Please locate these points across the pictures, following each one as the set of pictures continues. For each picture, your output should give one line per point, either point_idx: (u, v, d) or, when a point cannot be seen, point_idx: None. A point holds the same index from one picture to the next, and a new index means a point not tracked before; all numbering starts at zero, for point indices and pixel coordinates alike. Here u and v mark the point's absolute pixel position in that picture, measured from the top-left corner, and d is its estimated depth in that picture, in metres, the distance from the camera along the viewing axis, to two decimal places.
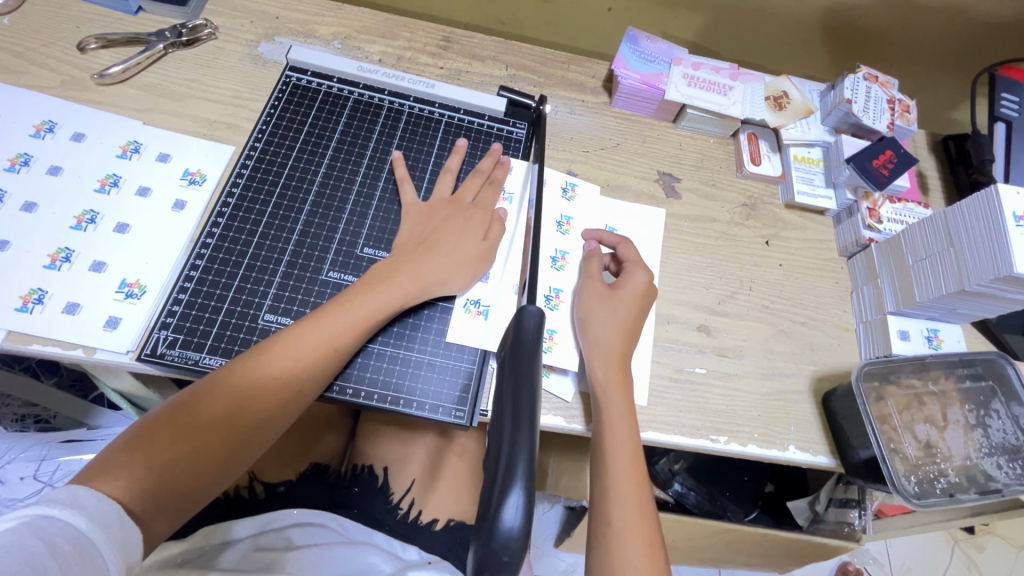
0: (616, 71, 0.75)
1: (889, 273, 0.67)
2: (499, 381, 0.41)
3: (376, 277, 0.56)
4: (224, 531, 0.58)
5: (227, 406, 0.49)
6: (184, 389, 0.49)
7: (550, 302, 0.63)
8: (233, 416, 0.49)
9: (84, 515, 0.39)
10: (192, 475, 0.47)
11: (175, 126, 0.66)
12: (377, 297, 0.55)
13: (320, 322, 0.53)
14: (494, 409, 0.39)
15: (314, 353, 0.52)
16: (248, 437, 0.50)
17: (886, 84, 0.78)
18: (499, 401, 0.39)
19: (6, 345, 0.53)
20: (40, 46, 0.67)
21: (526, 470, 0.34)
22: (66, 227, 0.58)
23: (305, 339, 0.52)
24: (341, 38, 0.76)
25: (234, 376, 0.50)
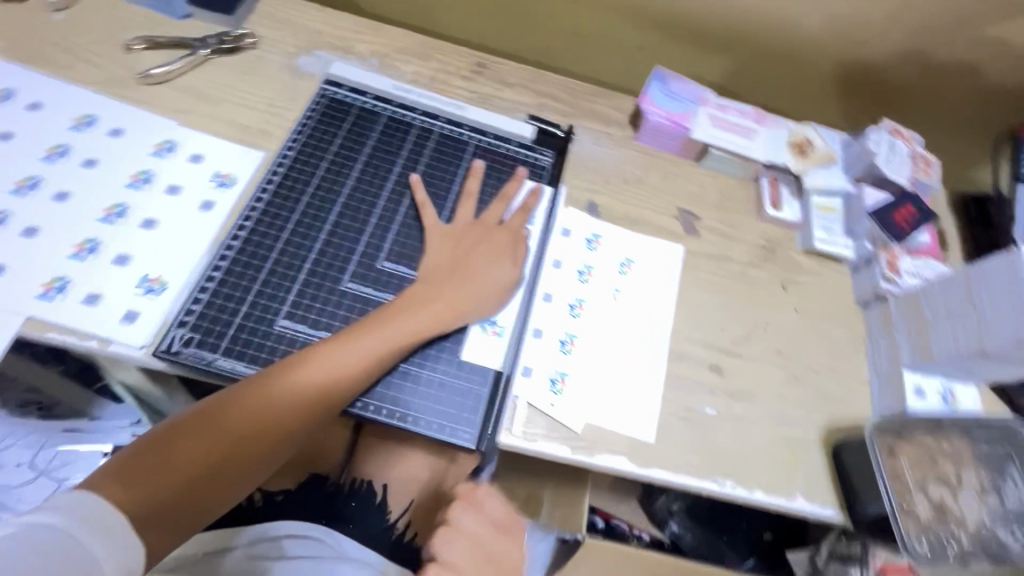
0: (645, 108, 0.77)
1: (906, 327, 0.67)
2: None
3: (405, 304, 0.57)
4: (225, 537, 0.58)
5: (243, 422, 0.49)
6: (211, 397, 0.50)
7: (565, 346, 0.63)
8: (248, 432, 0.49)
9: (84, 524, 0.39)
10: (202, 491, 0.47)
11: (211, 129, 0.67)
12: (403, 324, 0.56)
13: (343, 348, 0.53)
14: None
15: (336, 378, 0.52)
16: (259, 454, 0.50)
17: (909, 139, 0.79)
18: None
19: (24, 331, 0.53)
20: (88, 43, 0.70)
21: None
22: (95, 218, 0.59)
23: (330, 364, 0.52)
24: (377, 56, 0.78)
25: (255, 394, 0.50)
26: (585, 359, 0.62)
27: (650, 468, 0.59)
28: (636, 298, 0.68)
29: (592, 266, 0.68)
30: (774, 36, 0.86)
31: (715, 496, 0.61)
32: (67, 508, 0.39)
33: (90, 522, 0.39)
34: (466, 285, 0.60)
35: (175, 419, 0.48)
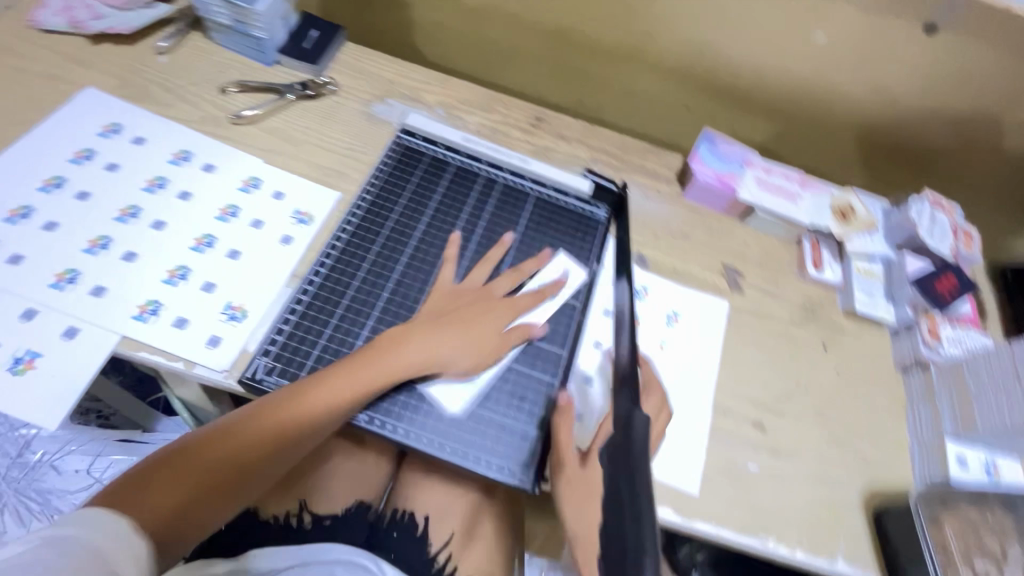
0: (693, 168, 0.81)
1: (949, 397, 0.68)
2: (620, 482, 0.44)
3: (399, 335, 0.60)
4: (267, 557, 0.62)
5: (243, 441, 0.52)
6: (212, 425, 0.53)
7: None
8: (246, 453, 0.52)
9: (101, 535, 0.40)
10: (208, 505, 0.49)
11: (293, 168, 0.73)
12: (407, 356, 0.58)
13: (331, 377, 0.55)
14: (611, 496, 0.44)
15: (323, 405, 0.55)
16: (256, 471, 0.53)
17: (950, 211, 0.82)
18: (618, 504, 0.43)
19: (117, 349, 0.57)
20: (187, 84, 0.76)
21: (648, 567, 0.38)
22: (186, 247, 0.64)
23: (325, 394, 0.55)
24: (444, 106, 0.84)
25: (253, 418, 0.53)
26: None
27: (693, 521, 0.61)
28: (681, 351, 0.70)
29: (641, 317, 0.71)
30: (817, 105, 0.91)
31: (757, 553, 0.61)
32: (83, 522, 0.40)
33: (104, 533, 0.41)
34: (470, 327, 0.62)
35: (178, 442, 0.51)
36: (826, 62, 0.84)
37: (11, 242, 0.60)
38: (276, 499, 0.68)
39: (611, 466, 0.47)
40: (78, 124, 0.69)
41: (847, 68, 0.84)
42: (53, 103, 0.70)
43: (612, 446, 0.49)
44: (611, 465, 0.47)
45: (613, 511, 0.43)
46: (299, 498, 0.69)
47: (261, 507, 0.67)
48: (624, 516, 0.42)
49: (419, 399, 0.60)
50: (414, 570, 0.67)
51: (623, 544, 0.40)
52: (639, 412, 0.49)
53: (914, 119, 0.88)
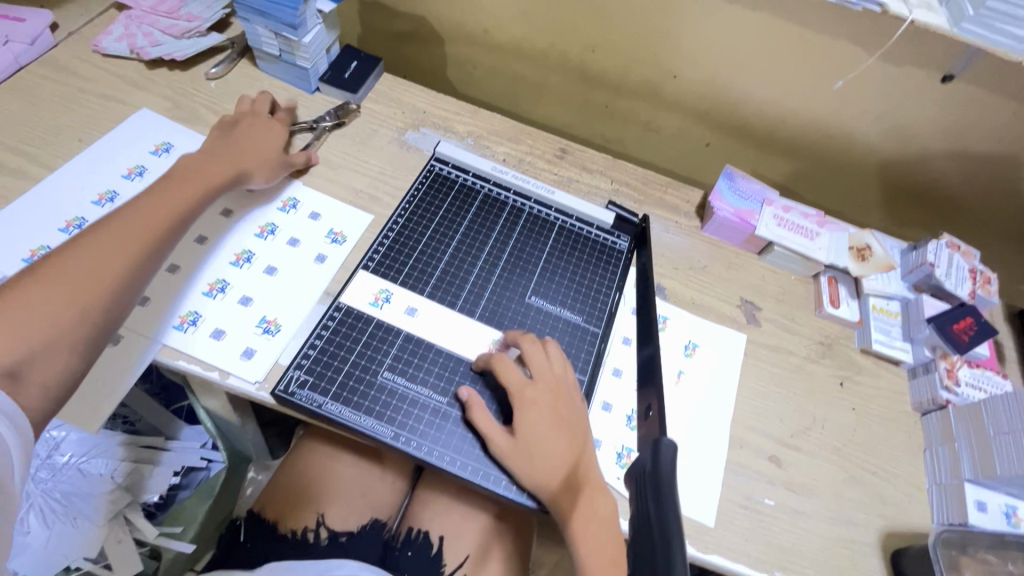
0: (712, 203, 0.83)
1: (967, 440, 0.68)
2: (643, 500, 0.40)
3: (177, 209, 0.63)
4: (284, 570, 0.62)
5: (83, 277, 0.53)
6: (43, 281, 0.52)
7: (631, 421, 0.65)
8: (91, 279, 0.53)
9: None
10: (90, 336, 0.52)
11: (329, 191, 0.76)
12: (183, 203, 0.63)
13: (126, 211, 0.59)
14: (638, 528, 0.38)
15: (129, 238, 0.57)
16: (123, 301, 0.55)
17: (968, 254, 0.83)
18: (647, 531, 0.37)
19: (157, 357, 0.60)
20: (233, 108, 0.81)
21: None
22: (226, 262, 0.67)
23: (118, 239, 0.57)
24: (473, 136, 0.88)
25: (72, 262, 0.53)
26: None
27: (708, 553, 0.61)
28: (698, 381, 0.71)
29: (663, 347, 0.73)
30: (835, 147, 0.93)
31: None
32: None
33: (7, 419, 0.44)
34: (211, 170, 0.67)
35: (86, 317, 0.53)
36: (845, 106, 0.87)
37: None
38: (295, 513, 0.70)
39: (638, 500, 0.41)
40: (130, 142, 0.74)
41: (866, 112, 0.87)
42: (108, 122, 0.75)
43: (636, 473, 0.44)
44: (637, 492, 0.42)
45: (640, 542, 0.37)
46: (317, 513, 0.70)
47: (279, 521, 0.68)
48: (655, 542, 0.35)
49: (443, 418, 0.60)
50: None
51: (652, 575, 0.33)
52: (667, 437, 0.45)
53: (930, 163, 0.90)
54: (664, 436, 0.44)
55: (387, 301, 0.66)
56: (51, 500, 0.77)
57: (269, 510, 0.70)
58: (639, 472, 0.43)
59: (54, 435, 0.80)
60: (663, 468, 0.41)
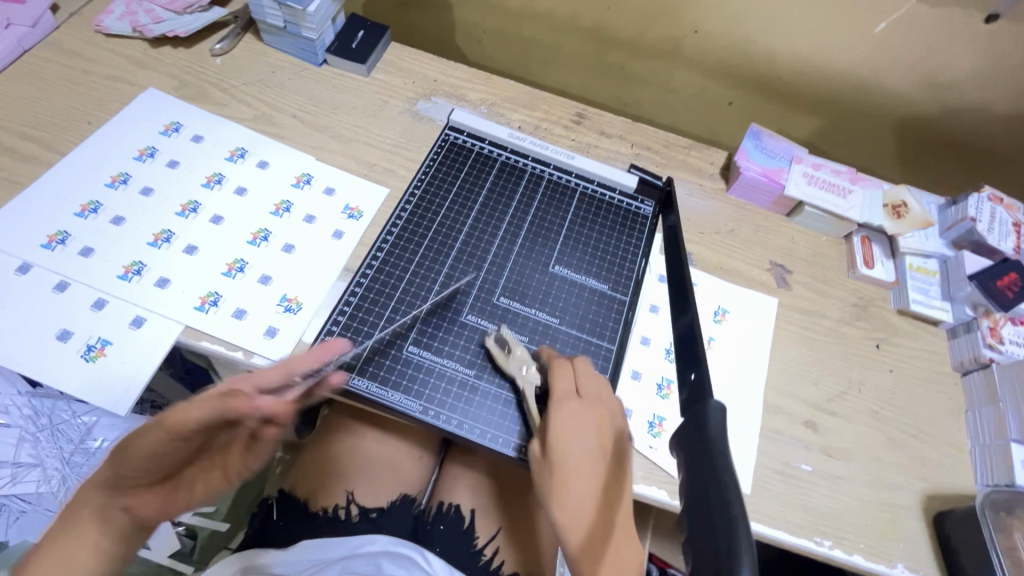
0: (739, 163, 0.80)
1: (1013, 398, 0.65)
2: (692, 469, 0.38)
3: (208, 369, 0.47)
4: (318, 549, 0.63)
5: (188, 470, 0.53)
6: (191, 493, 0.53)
7: (662, 390, 0.64)
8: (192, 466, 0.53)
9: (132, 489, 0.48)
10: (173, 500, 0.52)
11: (342, 165, 0.74)
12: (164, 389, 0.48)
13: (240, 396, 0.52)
14: (689, 498, 0.36)
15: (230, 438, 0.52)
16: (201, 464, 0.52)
17: (1011, 206, 0.79)
18: (700, 504, 0.35)
19: (180, 339, 0.59)
20: (241, 84, 0.79)
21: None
22: (243, 241, 0.66)
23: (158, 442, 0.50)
24: (487, 104, 0.85)
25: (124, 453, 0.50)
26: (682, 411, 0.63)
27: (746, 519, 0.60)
28: (729, 347, 0.69)
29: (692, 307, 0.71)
30: (866, 100, 0.89)
31: (811, 554, 0.60)
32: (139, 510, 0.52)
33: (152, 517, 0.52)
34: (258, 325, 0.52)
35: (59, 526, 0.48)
36: (881, 54, 0.82)
37: (82, 235, 0.63)
38: (325, 491, 0.70)
39: (686, 465, 0.39)
40: (139, 123, 0.72)
41: (901, 61, 0.82)
42: (117, 103, 0.74)
43: (682, 439, 0.42)
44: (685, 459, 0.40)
45: (693, 507, 0.35)
46: (346, 490, 0.70)
47: (310, 499, 0.69)
48: (710, 510, 0.34)
49: (471, 391, 0.59)
50: (461, 563, 0.67)
51: (712, 553, 0.32)
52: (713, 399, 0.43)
53: (971, 111, 0.85)
54: (716, 403, 0.41)
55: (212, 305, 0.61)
56: None
57: (300, 488, 0.71)
58: (683, 436, 0.41)
59: (85, 420, 0.79)
60: (715, 437, 0.39)
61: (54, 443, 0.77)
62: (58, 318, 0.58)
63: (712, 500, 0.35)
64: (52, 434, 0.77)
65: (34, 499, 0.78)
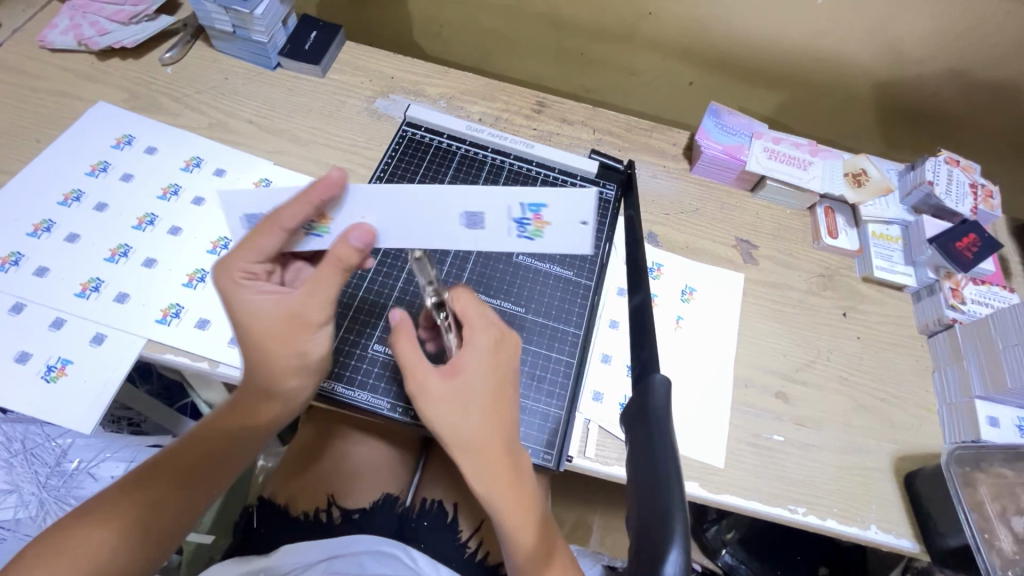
0: (699, 141, 0.80)
1: (976, 357, 0.66)
2: (635, 442, 0.39)
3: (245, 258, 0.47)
4: (298, 553, 0.62)
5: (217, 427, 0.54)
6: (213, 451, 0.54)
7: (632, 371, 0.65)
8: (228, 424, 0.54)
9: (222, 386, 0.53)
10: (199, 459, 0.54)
11: (301, 168, 0.74)
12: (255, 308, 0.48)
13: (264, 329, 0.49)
14: (632, 469, 0.37)
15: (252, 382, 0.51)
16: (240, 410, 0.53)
17: (967, 168, 0.80)
18: (642, 473, 0.36)
19: (144, 353, 0.59)
20: (194, 93, 0.77)
21: (685, 536, 0.31)
22: (203, 250, 0.65)
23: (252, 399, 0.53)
24: (446, 97, 0.84)
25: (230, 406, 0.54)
26: None
27: (721, 493, 0.60)
28: (698, 325, 0.70)
29: (659, 284, 0.72)
30: (824, 72, 0.89)
31: (786, 522, 0.61)
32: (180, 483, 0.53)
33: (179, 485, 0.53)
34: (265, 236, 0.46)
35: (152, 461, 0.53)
36: (834, 24, 0.82)
37: (36, 255, 0.62)
38: (304, 496, 0.69)
39: (631, 439, 0.40)
40: (90, 138, 0.71)
41: (855, 30, 0.82)
42: (66, 119, 0.72)
43: (630, 415, 0.43)
44: (631, 434, 0.41)
45: (636, 478, 0.36)
46: (327, 493, 0.69)
47: (291, 504, 0.68)
48: (648, 475, 0.35)
49: None
50: (446, 557, 0.67)
51: (648, 515, 0.33)
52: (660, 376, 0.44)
53: (926, 76, 0.86)
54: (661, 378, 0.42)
55: (202, 281, 0.63)
56: (67, 507, 0.77)
57: (280, 493, 0.70)
58: (631, 413, 0.42)
59: (60, 442, 0.79)
60: (659, 411, 0.40)
61: (29, 466, 0.77)
62: (14, 341, 0.57)
63: (651, 467, 0.35)
64: (26, 459, 0.77)
65: (10, 528, 0.75)
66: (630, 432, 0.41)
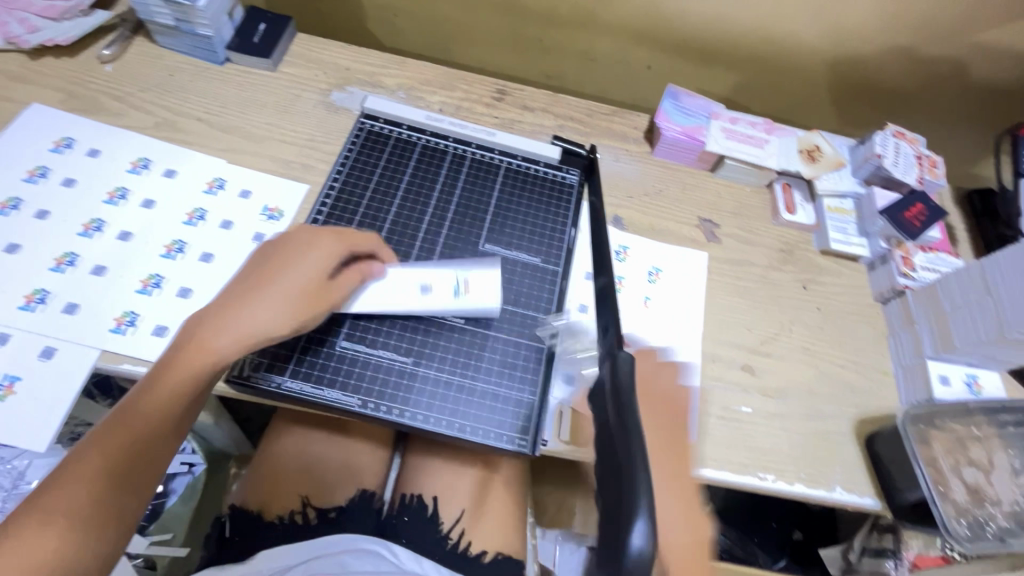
0: (659, 124, 0.81)
1: (926, 320, 0.70)
2: (602, 413, 0.39)
3: (269, 252, 0.55)
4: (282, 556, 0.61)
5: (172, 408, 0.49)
6: (164, 429, 0.49)
7: None
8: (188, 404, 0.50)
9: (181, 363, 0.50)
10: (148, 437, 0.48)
11: (256, 165, 0.72)
12: (272, 285, 0.53)
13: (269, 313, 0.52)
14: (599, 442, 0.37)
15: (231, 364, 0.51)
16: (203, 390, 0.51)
17: (913, 141, 0.83)
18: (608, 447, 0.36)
19: (99, 364, 0.56)
20: (137, 91, 0.74)
21: (649, 505, 0.32)
22: (157, 254, 0.63)
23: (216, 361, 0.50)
24: (405, 88, 0.83)
25: (173, 366, 0.50)
26: None
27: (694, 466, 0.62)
28: (666, 305, 0.71)
29: (625, 266, 0.73)
30: (776, 51, 0.91)
31: (757, 490, 0.63)
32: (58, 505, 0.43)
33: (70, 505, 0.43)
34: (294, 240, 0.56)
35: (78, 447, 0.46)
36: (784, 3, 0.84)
37: None
38: (277, 500, 0.68)
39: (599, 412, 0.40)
40: (27, 142, 0.67)
41: (804, 8, 0.84)
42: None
43: (597, 390, 0.43)
44: (599, 408, 0.41)
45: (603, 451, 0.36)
46: (302, 495, 0.68)
47: (265, 510, 0.67)
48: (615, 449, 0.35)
49: (409, 378, 0.59)
50: (428, 551, 0.66)
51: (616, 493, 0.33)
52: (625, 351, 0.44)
53: (872, 53, 0.89)
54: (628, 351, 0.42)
55: (157, 286, 0.61)
56: None
57: (251, 501, 0.68)
58: (598, 389, 0.42)
59: (16, 464, 0.76)
60: (624, 383, 0.40)
61: None
62: None
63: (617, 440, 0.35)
64: None
65: None
66: (599, 404, 0.42)
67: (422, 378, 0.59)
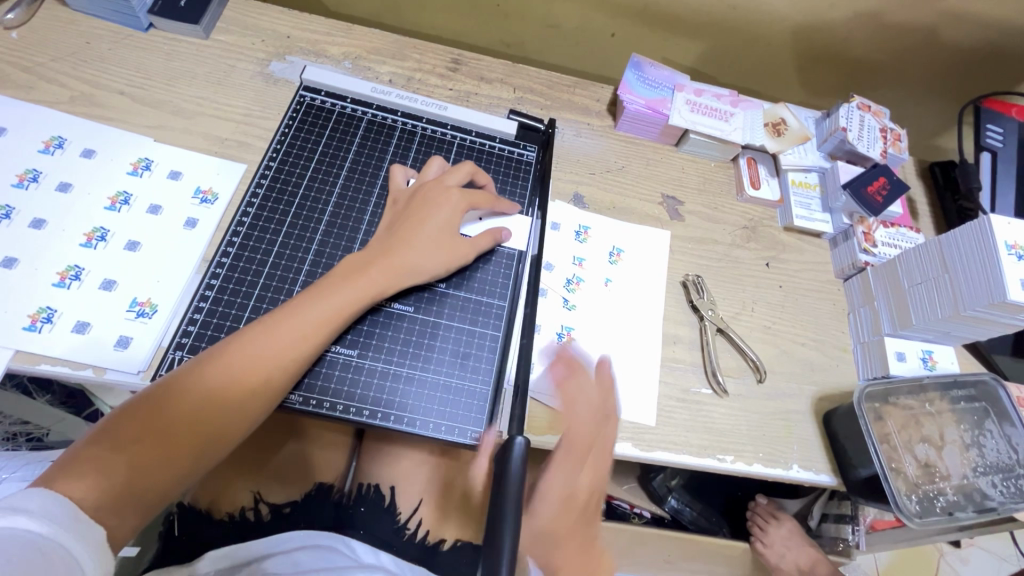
0: (622, 96, 0.77)
1: (886, 297, 0.70)
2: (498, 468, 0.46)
3: (416, 202, 0.61)
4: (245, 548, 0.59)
5: (221, 390, 0.48)
6: (204, 411, 0.47)
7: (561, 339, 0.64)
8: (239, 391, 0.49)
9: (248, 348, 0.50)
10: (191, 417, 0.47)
11: (186, 143, 0.66)
12: (425, 240, 0.58)
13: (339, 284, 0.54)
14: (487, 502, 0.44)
15: (288, 344, 0.51)
16: (257, 380, 0.49)
17: (879, 113, 0.82)
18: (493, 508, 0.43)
19: (13, 365, 0.52)
20: (48, 61, 0.67)
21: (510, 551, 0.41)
22: (76, 244, 0.57)
23: (306, 318, 0.52)
24: (351, 58, 0.77)
25: (236, 346, 0.49)
26: (582, 359, 0.64)
27: (652, 450, 0.61)
28: (626, 286, 0.69)
29: (586, 246, 0.71)
30: (742, 20, 0.88)
31: (716, 471, 0.63)
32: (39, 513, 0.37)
33: (64, 521, 0.38)
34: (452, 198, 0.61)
35: (155, 387, 0.47)
36: None
37: None
38: (228, 494, 0.66)
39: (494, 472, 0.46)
40: None
41: None
42: None
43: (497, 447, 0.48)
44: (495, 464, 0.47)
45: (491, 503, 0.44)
46: (253, 491, 0.66)
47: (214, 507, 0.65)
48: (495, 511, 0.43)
49: (355, 372, 0.56)
50: (385, 541, 0.65)
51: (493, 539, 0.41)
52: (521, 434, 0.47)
53: (839, 22, 0.87)
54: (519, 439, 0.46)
55: (76, 279, 0.56)
56: None
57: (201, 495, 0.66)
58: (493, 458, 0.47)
59: None
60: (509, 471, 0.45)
61: None
62: None
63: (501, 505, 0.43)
64: None
65: None
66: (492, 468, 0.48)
67: (368, 370, 0.56)
